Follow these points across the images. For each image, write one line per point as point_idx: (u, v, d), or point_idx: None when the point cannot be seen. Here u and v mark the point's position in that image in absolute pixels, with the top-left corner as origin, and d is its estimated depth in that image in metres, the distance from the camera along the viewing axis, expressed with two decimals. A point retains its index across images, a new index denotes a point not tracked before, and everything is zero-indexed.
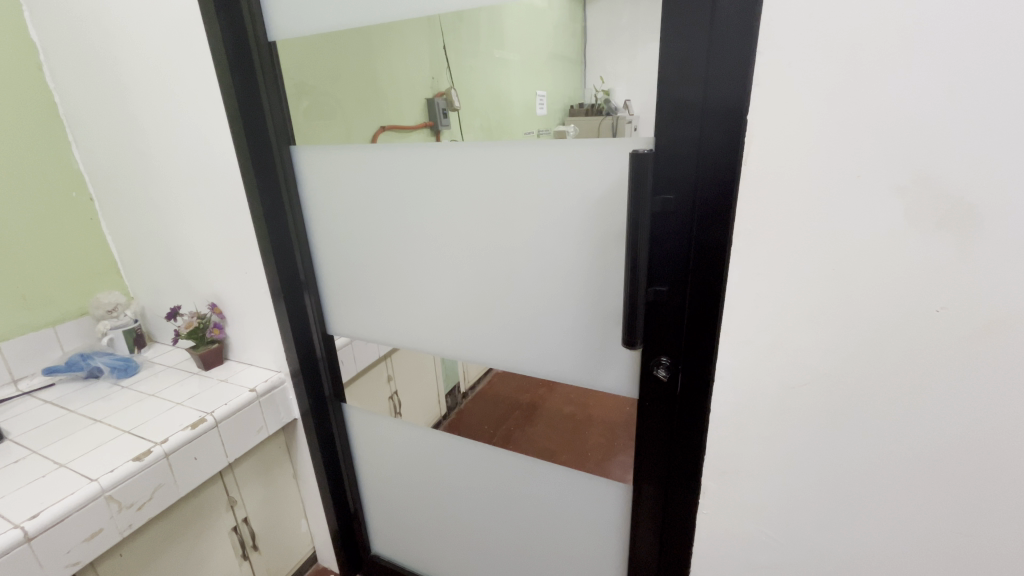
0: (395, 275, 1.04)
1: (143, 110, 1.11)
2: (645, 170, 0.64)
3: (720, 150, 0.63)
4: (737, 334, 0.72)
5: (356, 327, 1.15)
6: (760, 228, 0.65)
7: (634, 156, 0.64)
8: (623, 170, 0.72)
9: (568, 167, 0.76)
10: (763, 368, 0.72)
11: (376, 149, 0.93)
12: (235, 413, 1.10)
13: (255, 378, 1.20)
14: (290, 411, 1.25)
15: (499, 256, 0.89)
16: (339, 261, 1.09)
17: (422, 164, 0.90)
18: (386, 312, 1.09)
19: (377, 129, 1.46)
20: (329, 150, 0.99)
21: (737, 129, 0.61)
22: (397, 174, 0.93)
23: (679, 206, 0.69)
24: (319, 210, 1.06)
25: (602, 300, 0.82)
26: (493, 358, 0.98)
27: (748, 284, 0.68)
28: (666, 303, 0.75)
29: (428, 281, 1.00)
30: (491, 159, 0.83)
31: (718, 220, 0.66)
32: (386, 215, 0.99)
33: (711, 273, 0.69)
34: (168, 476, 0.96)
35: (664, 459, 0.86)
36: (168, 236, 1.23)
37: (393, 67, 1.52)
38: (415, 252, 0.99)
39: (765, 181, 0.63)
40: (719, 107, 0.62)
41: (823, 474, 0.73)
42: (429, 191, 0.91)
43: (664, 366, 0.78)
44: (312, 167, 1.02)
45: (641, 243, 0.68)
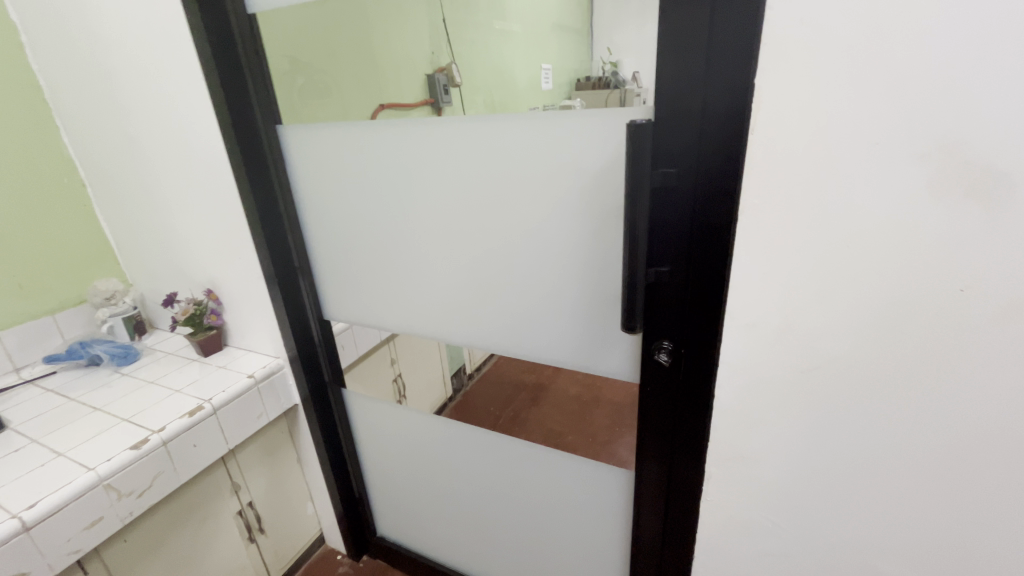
0: (387, 258, 1.01)
1: (126, 90, 1.08)
2: (644, 142, 0.60)
3: (725, 121, 0.58)
4: (745, 316, 0.68)
5: (351, 312, 1.12)
6: (767, 201, 0.60)
7: (631, 127, 0.59)
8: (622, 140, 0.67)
9: (564, 136, 0.72)
10: (772, 352, 0.68)
11: (364, 129, 0.89)
12: (233, 401, 1.08)
13: (253, 364, 1.19)
14: (291, 397, 1.24)
15: (496, 238, 0.85)
16: (331, 244, 1.06)
17: (411, 142, 0.86)
18: (380, 297, 1.06)
19: (377, 108, 1.54)
20: (315, 130, 0.95)
21: (744, 97, 0.56)
22: (386, 154, 0.90)
23: (680, 181, 0.64)
24: (308, 194, 1.03)
25: (602, 281, 0.78)
26: (489, 344, 0.96)
27: (756, 263, 0.64)
28: (667, 284, 0.70)
29: (422, 264, 0.97)
30: (484, 134, 0.78)
31: (722, 196, 0.62)
32: (375, 200, 0.96)
33: (713, 254, 0.65)
34: (167, 464, 0.96)
35: (668, 444, 0.83)
36: (161, 221, 1.21)
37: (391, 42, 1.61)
38: (408, 235, 0.96)
39: (774, 153, 0.57)
40: (722, 69, 0.56)
41: (833, 459, 0.70)
42: (419, 169, 0.87)
43: (666, 351, 0.74)
44: (299, 148, 0.98)
45: (641, 221, 0.63)
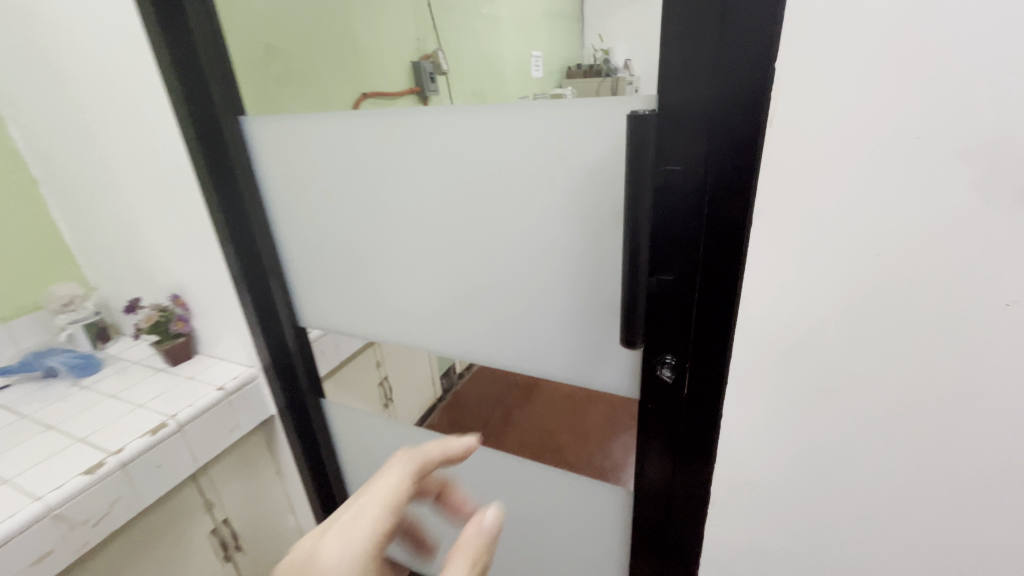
0: (366, 261, 0.93)
1: (74, 77, 0.97)
2: (647, 135, 0.52)
3: (739, 112, 0.51)
4: (757, 330, 0.61)
5: (327, 318, 1.04)
6: (787, 202, 0.53)
7: (633, 119, 0.51)
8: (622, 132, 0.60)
9: (557, 128, 0.64)
10: (787, 370, 0.61)
11: (335, 120, 0.81)
12: (203, 415, 1.00)
13: (224, 374, 1.10)
14: (267, 408, 1.16)
15: (483, 240, 0.78)
16: (304, 246, 0.98)
17: (387, 136, 0.78)
18: (358, 302, 0.98)
19: (360, 95, 1.52)
20: (282, 121, 0.86)
21: (762, 85, 0.49)
22: (360, 148, 0.82)
23: (686, 179, 0.56)
24: (277, 191, 0.94)
25: (599, 289, 0.71)
26: (475, 353, 0.89)
27: (771, 272, 0.57)
28: (671, 295, 0.63)
29: (403, 268, 0.89)
30: (467, 126, 0.70)
31: (735, 197, 0.55)
32: (350, 198, 0.88)
33: (724, 262, 0.58)
34: (126, 488, 0.88)
35: (670, 464, 0.76)
36: (122, 221, 1.12)
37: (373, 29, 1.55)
38: (387, 236, 0.88)
39: (793, 150, 0.51)
40: (737, 52, 0.49)
41: (852, 485, 0.64)
42: (397, 165, 0.80)
43: (669, 366, 0.67)
44: (264, 141, 0.90)
45: (643, 224, 0.56)
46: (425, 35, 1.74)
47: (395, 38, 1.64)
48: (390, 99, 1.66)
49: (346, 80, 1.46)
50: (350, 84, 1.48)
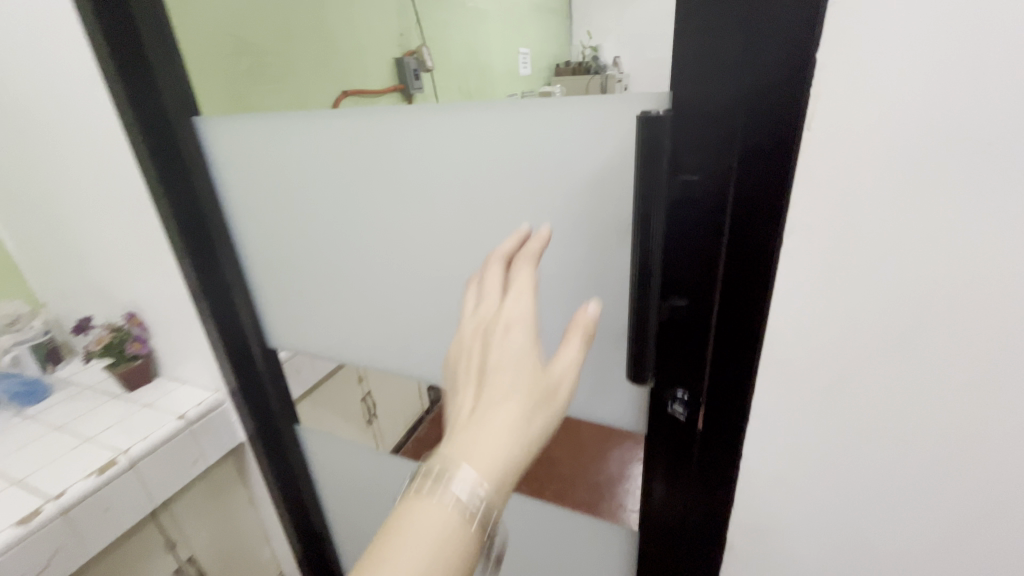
0: (340, 277, 0.84)
1: (8, 72, 0.86)
2: (660, 142, 0.44)
3: (771, 114, 0.42)
4: (784, 365, 0.53)
5: (299, 338, 0.95)
6: (824, 223, 0.45)
7: (642, 122, 0.43)
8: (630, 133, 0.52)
9: (556, 128, 0.55)
10: (818, 412, 0.54)
11: (301, 121, 0.72)
12: (158, 450, 0.89)
13: (186, 400, 1.00)
14: (236, 435, 1.05)
15: (471, 254, 0.70)
16: (271, 261, 0.89)
17: (360, 139, 0.69)
18: (333, 322, 0.89)
19: (341, 94, 1.42)
20: (242, 122, 0.77)
21: (798, 80, 0.40)
22: (330, 152, 0.73)
23: (706, 193, 0.48)
24: (240, 200, 0.85)
25: (602, 312, 0.63)
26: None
27: (803, 302, 0.49)
28: (685, 323, 0.55)
29: (382, 286, 0.81)
30: (450, 128, 0.62)
31: (763, 214, 0.47)
32: (322, 208, 0.79)
33: (748, 287, 0.50)
34: (68, 537, 0.78)
35: (680, 505, 0.69)
36: (70, 233, 1.01)
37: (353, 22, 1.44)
38: (364, 250, 0.79)
39: (836, 160, 0.42)
40: (771, 42, 0.40)
41: (887, 537, 0.57)
42: (372, 172, 0.71)
43: (681, 403, 0.60)
44: (222, 144, 0.80)
45: (653, 244, 0.48)
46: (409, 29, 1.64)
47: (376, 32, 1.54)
48: (373, 98, 1.56)
49: (324, 77, 1.36)
50: (329, 81, 1.38)
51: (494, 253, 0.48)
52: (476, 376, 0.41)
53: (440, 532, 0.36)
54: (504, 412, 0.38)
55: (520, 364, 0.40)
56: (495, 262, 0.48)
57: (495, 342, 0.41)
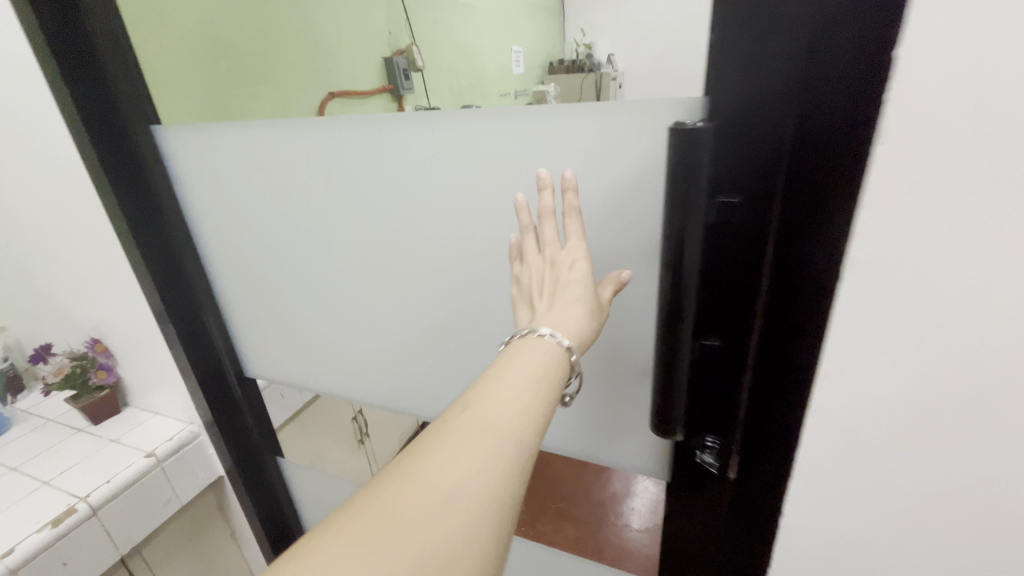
0: (324, 301, 0.76)
1: None
2: (699, 158, 0.36)
3: (834, 123, 0.34)
4: (837, 421, 0.45)
5: (281, 366, 0.87)
6: (896, 260, 0.36)
7: (676, 133, 0.36)
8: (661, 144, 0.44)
9: (572, 138, 0.48)
10: (875, 471, 0.46)
11: (275, 130, 0.64)
12: (124, 493, 0.81)
13: (157, 434, 0.91)
14: (213, 469, 0.97)
15: (471, 276, 0.62)
16: (248, 283, 0.81)
17: (342, 150, 0.61)
18: (318, 348, 0.82)
19: (326, 96, 1.33)
20: (208, 131, 0.68)
21: (870, 80, 0.32)
22: (309, 166, 0.65)
23: (749, 218, 0.41)
24: (210, 217, 0.76)
25: (622, 347, 0.56)
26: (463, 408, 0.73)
27: (867, 351, 0.41)
28: (720, 363, 0.48)
29: (371, 310, 0.73)
30: (443, 139, 0.54)
31: (821, 244, 0.38)
32: (301, 226, 0.71)
33: (797, 330, 0.42)
34: None
35: (705, 553, 0.62)
36: (24, 254, 0.92)
37: (336, 19, 1.35)
38: (349, 271, 0.71)
39: (919, 181, 0.33)
40: (844, 39, 0.32)
41: None
42: (357, 187, 0.63)
43: (712, 450, 0.53)
44: (187, 157, 0.72)
45: (686, 278, 0.41)
46: (397, 27, 1.56)
47: (364, 30, 1.45)
48: (360, 100, 1.48)
49: (308, 78, 1.27)
50: (314, 82, 1.29)
51: (544, 187, 0.44)
52: (550, 290, 0.44)
53: (546, 364, 0.39)
54: (579, 309, 0.42)
55: (586, 277, 0.44)
56: (543, 216, 0.45)
57: (562, 267, 0.45)
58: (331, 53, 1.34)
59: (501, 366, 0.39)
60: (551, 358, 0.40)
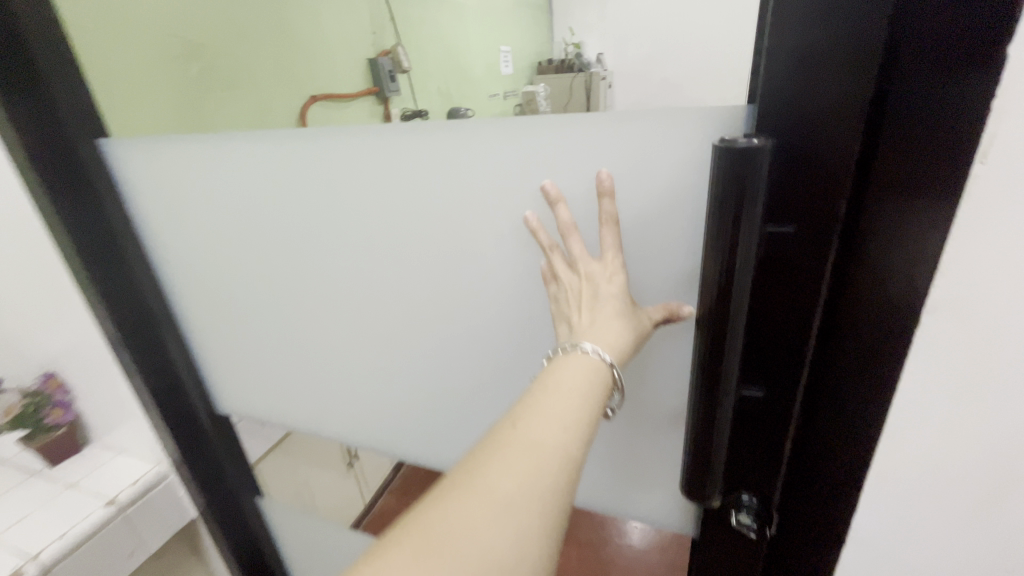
0: (309, 325, 0.70)
1: None
2: (756, 177, 0.31)
3: (915, 141, 0.30)
4: (903, 474, 0.40)
5: (262, 397, 0.80)
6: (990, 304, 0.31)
7: (723, 152, 0.31)
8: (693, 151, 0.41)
9: (584, 144, 0.44)
10: (939, 521, 0.41)
11: (252, 140, 0.58)
12: (82, 547, 0.72)
13: (119, 477, 0.82)
14: (184, 512, 0.88)
15: (474, 292, 0.58)
16: (223, 309, 0.73)
17: (327, 161, 0.56)
18: (303, 376, 0.75)
19: (309, 100, 1.24)
20: (170, 143, 0.60)
21: (970, 93, 0.27)
22: (292, 178, 0.59)
23: (807, 250, 0.36)
24: (176, 238, 0.68)
25: (653, 390, 0.53)
26: (468, 427, 0.68)
27: (946, 403, 0.35)
28: (765, 410, 0.43)
29: (362, 331, 0.67)
30: (446, 147, 0.50)
31: (893, 279, 0.34)
32: (282, 246, 0.64)
33: (860, 375, 0.38)
34: None
35: None
36: None
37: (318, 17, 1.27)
38: (338, 291, 0.65)
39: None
40: (915, 38, 0.28)
41: None
42: (344, 201, 0.58)
43: (749, 505, 0.47)
44: (145, 173, 0.64)
45: (733, 315, 0.36)
46: (382, 27, 1.49)
47: (348, 29, 1.37)
48: (344, 103, 1.40)
49: (289, 81, 1.18)
50: (296, 86, 1.21)
51: (559, 207, 0.46)
52: (589, 301, 0.44)
53: (587, 382, 0.39)
54: (618, 320, 0.42)
55: (623, 286, 0.44)
56: (568, 233, 0.46)
57: (601, 280, 0.44)
58: (313, 54, 1.26)
59: (544, 387, 0.39)
60: (595, 374, 0.39)
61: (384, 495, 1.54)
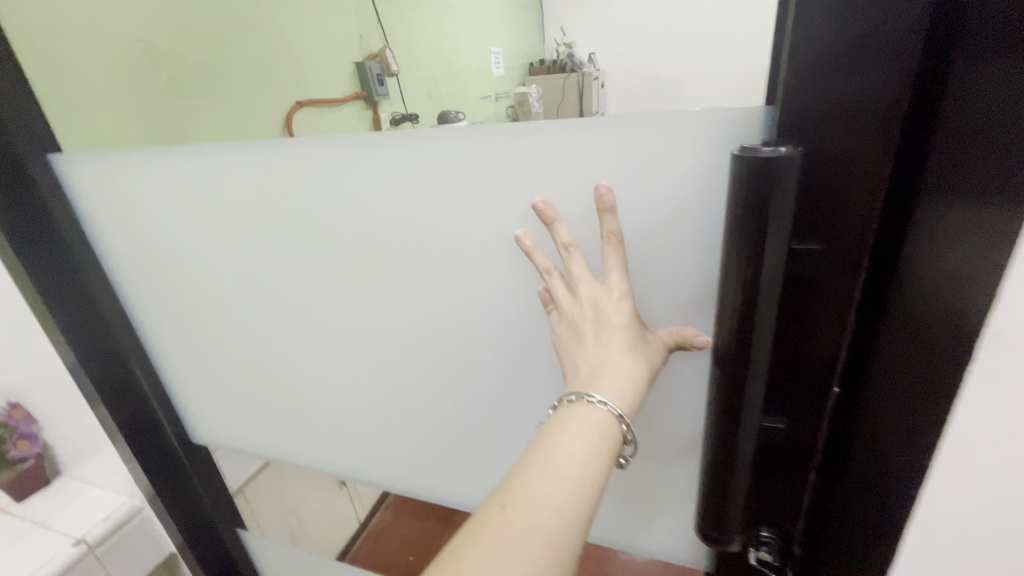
0: (289, 349, 0.65)
1: None
2: (778, 191, 0.28)
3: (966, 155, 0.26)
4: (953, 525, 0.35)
5: (243, 425, 0.75)
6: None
7: (739, 161, 0.29)
8: (700, 156, 0.37)
9: (583, 154, 0.40)
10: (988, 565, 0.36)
11: (216, 153, 0.53)
12: None
13: (90, 513, 0.77)
14: (160, 549, 0.82)
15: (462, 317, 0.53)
16: (197, 332, 0.68)
17: (300, 175, 0.51)
18: (286, 403, 0.70)
19: (293, 106, 1.19)
20: (131, 157, 0.56)
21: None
22: (263, 194, 0.54)
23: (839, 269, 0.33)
24: (144, 258, 0.64)
25: (660, 412, 0.51)
26: (463, 453, 0.63)
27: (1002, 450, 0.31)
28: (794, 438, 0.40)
29: (347, 352, 0.62)
30: (427, 158, 0.45)
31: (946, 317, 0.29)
32: (257, 265, 0.60)
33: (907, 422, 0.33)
34: None
35: None
36: None
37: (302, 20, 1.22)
38: (322, 310, 0.60)
39: None
40: (953, 39, 0.26)
41: None
42: (322, 217, 0.53)
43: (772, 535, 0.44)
44: (107, 188, 0.59)
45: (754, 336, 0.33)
46: (369, 30, 1.44)
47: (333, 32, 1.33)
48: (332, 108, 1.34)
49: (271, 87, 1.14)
50: (279, 91, 1.16)
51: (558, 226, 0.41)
52: (596, 329, 0.39)
53: (594, 438, 0.35)
54: (627, 354, 0.38)
55: (631, 312, 0.40)
56: (568, 253, 0.41)
57: (607, 306, 0.40)
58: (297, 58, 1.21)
59: (542, 447, 0.35)
60: (600, 426, 0.35)
61: (380, 511, 1.47)
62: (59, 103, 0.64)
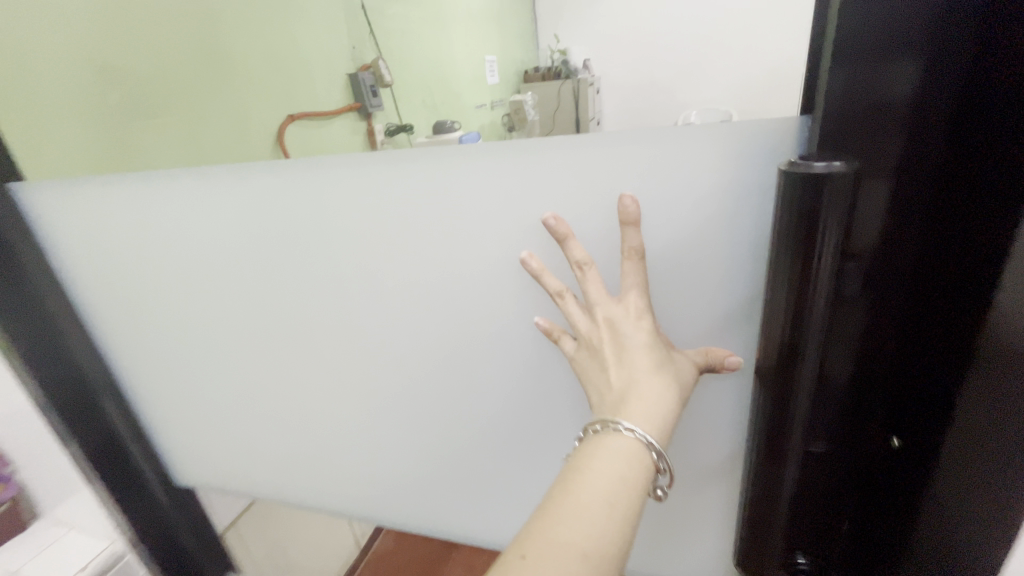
0: (279, 383, 0.60)
1: None
2: (830, 202, 0.27)
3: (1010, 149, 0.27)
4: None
5: (232, 461, 0.70)
6: None
7: (788, 174, 0.28)
8: (730, 170, 0.34)
9: (599, 169, 0.36)
10: None
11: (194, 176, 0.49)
12: None
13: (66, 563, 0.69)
14: None
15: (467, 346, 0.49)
16: (181, 365, 0.63)
17: (288, 196, 0.47)
18: (277, 439, 0.65)
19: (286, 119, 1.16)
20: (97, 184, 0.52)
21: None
22: (247, 218, 0.50)
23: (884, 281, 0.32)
24: (118, 290, 0.59)
25: (684, 443, 0.47)
26: (471, 490, 0.59)
27: None
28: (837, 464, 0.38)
29: (344, 384, 0.58)
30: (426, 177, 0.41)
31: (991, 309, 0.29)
32: (243, 293, 0.55)
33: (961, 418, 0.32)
34: None
35: None
36: None
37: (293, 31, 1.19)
38: (316, 338, 0.55)
39: None
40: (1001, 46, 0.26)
41: None
42: (311, 241, 0.48)
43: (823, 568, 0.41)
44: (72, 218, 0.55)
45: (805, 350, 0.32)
46: (362, 41, 1.41)
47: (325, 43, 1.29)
48: (325, 120, 1.31)
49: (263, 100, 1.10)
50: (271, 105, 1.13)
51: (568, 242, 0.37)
52: (616, 353, 0.36)
53: (623, 470, 0.31)
54: (657, 377, 0.34)
55: (653, 329, 0.36)
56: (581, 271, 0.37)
57: (626, 326, 0.36)
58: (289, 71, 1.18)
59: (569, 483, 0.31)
60: (632, 457, 0.32)
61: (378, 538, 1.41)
62: (6, 124, 0.60)
